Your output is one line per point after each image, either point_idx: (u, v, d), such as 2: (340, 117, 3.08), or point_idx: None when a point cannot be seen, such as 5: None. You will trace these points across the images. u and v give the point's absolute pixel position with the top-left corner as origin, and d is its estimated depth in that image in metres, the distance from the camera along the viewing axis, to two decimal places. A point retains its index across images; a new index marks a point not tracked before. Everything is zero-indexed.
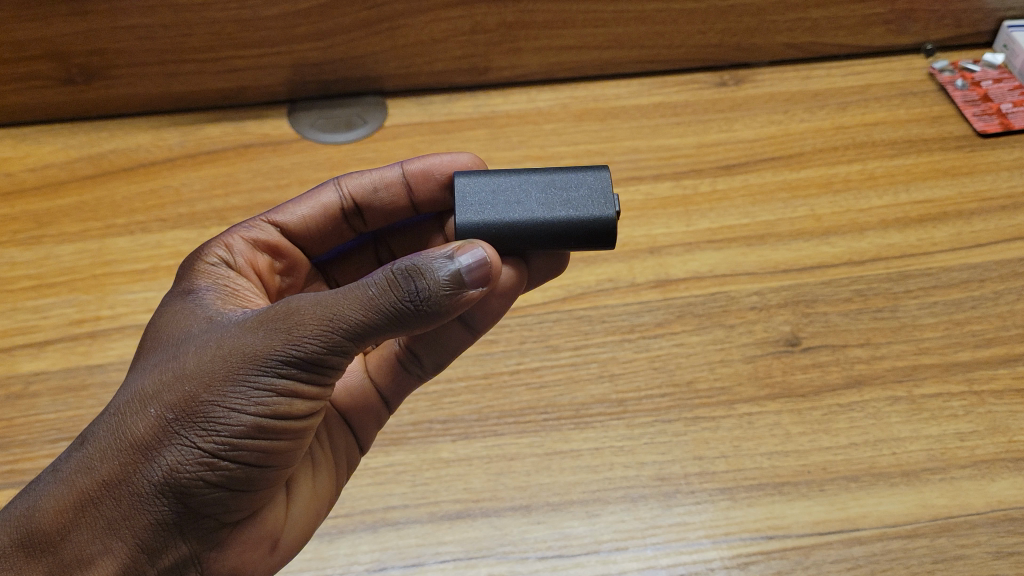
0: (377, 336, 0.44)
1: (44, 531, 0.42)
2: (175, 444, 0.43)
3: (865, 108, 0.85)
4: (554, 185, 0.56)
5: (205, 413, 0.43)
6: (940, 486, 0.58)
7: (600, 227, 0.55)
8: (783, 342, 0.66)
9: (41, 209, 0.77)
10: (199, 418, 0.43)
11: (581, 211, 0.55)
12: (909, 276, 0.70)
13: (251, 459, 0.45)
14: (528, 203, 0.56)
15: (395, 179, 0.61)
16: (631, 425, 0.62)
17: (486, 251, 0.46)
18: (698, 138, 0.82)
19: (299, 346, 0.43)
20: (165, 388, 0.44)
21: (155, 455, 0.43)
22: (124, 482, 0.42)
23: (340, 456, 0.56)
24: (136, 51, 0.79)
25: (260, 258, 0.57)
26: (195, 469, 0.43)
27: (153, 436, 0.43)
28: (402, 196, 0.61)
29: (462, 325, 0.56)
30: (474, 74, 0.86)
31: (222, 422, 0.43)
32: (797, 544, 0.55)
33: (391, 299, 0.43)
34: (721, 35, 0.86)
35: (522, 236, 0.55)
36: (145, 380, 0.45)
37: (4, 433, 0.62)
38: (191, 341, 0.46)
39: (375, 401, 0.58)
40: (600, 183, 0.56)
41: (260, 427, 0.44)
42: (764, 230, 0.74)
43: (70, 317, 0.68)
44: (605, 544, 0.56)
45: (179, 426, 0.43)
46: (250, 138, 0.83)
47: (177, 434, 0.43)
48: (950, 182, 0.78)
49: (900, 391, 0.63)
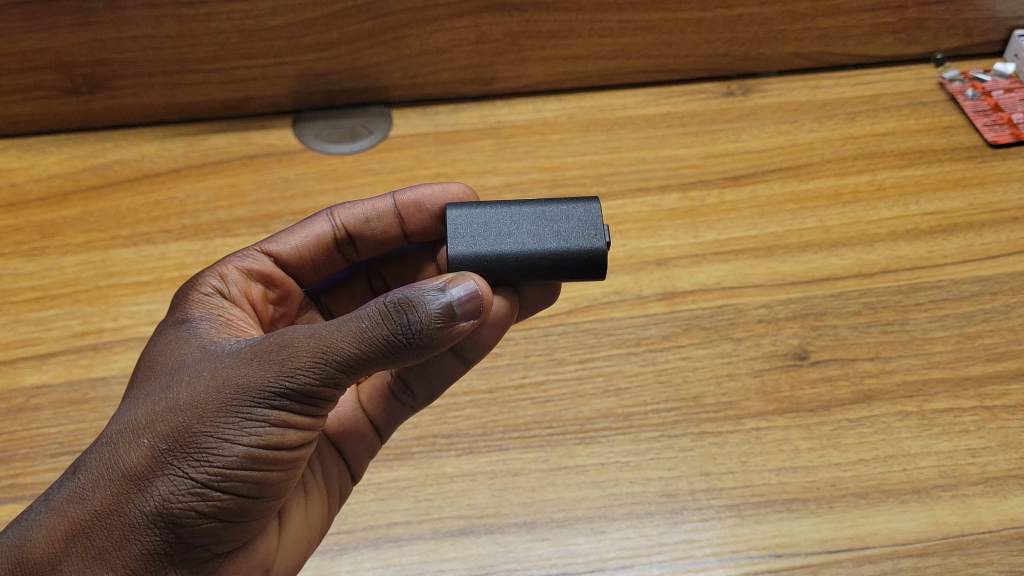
0: (370, 368, 0.44)
1: (35, 560, 0.41)
2: (168, 475, 0.42)
3: (874, 118, 0.84)
4: (544, 216, 0.56)
5: (198, 444, 0.42)
6: (951, 503, 0.57)
7: (589, 259, 0.54)
8: (792, 355, 0.65)
9: (45, 220, 0.77)
10: (192, 449, 0.42)
11: (571, 242, 0.54)
12: (919, 289, 0.69)
13: (243, 490, 0.44)
14: (519, 235, 0.55)
15: (386, 211, 0.60)
16: (637, 440, 0.61)
17: (478, 283, 0.46)
18: (705, 148, 0.82)
19: (293, 377, 0.43)
20: (158, 418, 0.43)
21: (148, 485, 0.42)
22: (116, 513, 0.42)
23: (332, 485, 0.56)
24: (140, 61, 0.78)
25: (254, 288, 0.57)
26: (187, 500, 0.42)
27: (146, 466, 0.42)
28: (394, 226, 0.61)
29: (453, 353, 0.55)
30: (479, 84, 0.86)
31: (216, 452, 0.43)
32: (806, 563, 0.54)
33: (384, 331, 0.43)
34: (728, 45, 0.85)
35: (513, 266, 0.54)
36: (138, 409, 0.44)
37: (6, 446, 0.61)
38: (185, 371, 0.45)
39: (367, 429, 0.57)
40: (589, 215, 0.55)
41: (254, 458, 0.44)
42: (772, 241, 0.73)
43: (74, 330, 0.68)
44: (611, 561, 0.55)
45: (172, 456, 0.42)
46: (255, 149, 0.83)
47: (169, 465, 0.42)
48: (961, 194, 0.77)
49: (910, 406, 0.62)
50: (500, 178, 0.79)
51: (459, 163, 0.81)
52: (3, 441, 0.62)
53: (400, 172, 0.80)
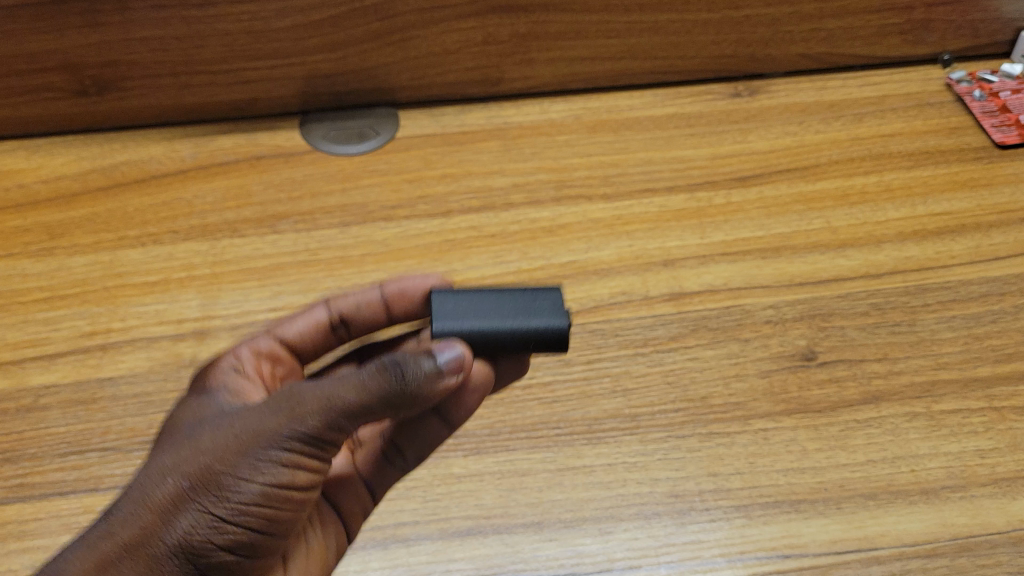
0: (371, 416, 0.45)
1: None
2: (191, 511, 0.42)
3: (881, 119, 0.84)
4: (510, 297, 0.56)
5: (219, 483, 0.43)
6: (960, 504, 0.57)
7: (553, 333, 0.54)
8: (799, 356, 0.65)
9: (53, 220, 0.77)
10: (213, 487, 0.43)
11: (535, 319, 0.54)
12: (927, 290, 0.69)
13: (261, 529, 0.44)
14: (486, 311, 0.55)
15: (373, 299, 0.60)
16: (645, 441, 0.61)
17: (463, 348, 0.49)
18: (712, 150, 0.82)
19: (304, 420, 0.44)
20: (182, 460, 0.43)
21: (171, 521, 0.42)
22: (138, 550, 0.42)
23: (328, 538, 0.55)
24: (148, 62, 0.79)
25: (262, 367, 0.57)
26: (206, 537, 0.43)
27: (170, 502, 0.42)
28: (382, 312, 0.60)
29: (439, 416, 0.56)
30: (486, 85, 0.86)
31: (236, 490, 0.43)
32: (814, 564, 0.54)
33: (383, 381, 0.44)
34: (734, 45, 0.85)
35: (491, 340, 0.54)
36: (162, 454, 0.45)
37: (13, 446, 0.61)
38: (207, 421, 0.46)
39: (361, 488, 0.57)
40: (555, 300, 0.56)
41: (271, 497, 0.44)
42: (780, 242, 0.73)
43: (82, 330, 0.68)
44: (618, 562, 0.55)
45: (195, 494, 0.43)
46: (262, 149, 0.83)
47: (193, 502, 0.42)
48: (968, 195, 0.77)
49: (919, 407, 0.62)
50: (506, 179, 0.79)
51: (466, 164, 0.81)
52: (11, 441, 0.61)
53: (406, 172, 0.80)
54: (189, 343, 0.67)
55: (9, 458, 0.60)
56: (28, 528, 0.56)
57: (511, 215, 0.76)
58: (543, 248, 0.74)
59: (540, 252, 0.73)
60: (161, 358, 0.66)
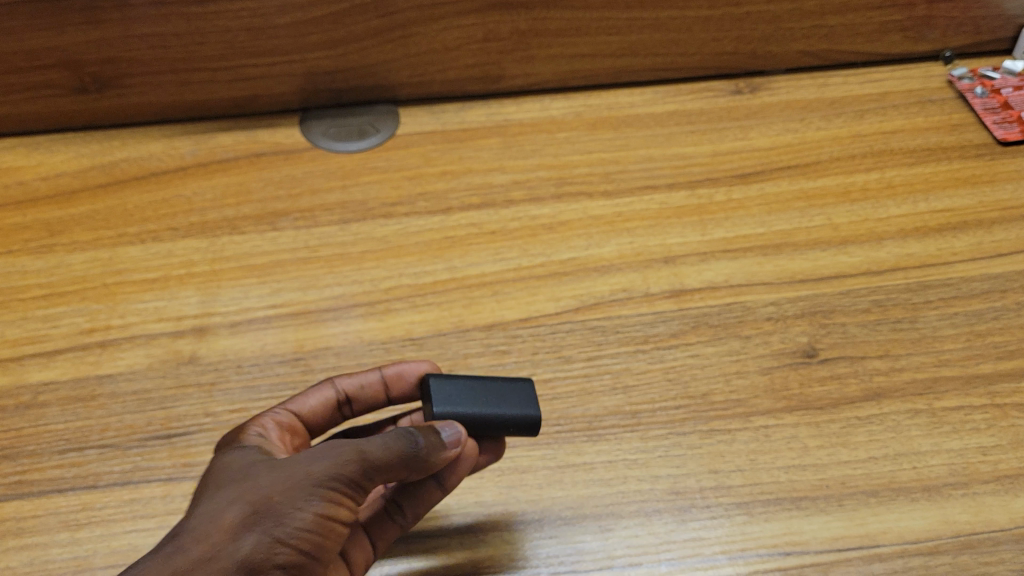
0: (388, 476, 0.49)
1: None
2: (257, 532, 0.44)
3: (882, 116, 0.84)
4: (487, 383, 0.58)
5: (280, 509, 0.45)
6: (962, 501, 0.56)
7: (528, 419, 0.57)
8: (800, 353, 0.65)
9: (53, 217, 0.77)
10: (275, 512, 0.45)
11: (511, 406, 0.57)
12: (928, 287, 0.69)
13: (313, 557, 0.46)
14: (468, 398, 0.56)
15: (373, 383, 0.59)
16: (645, 438, 0.60)
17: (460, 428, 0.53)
18: (713, 147, 0.82)
19: (345, 463, 0.47)
20: (242, 491, 0.45)
21: (239, 539, 0.43)
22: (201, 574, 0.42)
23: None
24: (148, 60, 0.78)
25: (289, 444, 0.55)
26: (266, 563, 0.44)
27: (237, 523, 0.44)
28: (381, 396, 0.59)
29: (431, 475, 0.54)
30: (486, 83, 0.86)
31: (295, 516, 0.45)
32: (816, 561, 0.54)
33: (404, 443, 0.49)
34: (735, 42, 0.85)
35: (483, 429, 0.56)
36: (217, 489, 0.46)
37: (11, 443, 0.61)
38: (254, 464, 0.48)
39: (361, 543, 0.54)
40: (530, 390, 0.58)
41: (322, 529, 0.46)
42: (781, 239, 0.73)
43: (81, 327, 0.68)
44: (619, 559, 0.55)
45: (259, 517, 0.44)
46: (262, 147, 0.83)
47: (258, 523, 0.44)
48: (970, 191, 0.76)
49: (920, 404, 0.62)
50: (506, 177, 0.79)
51: (466, 161, 0.81)
52: (10, 438, 0.61)
53: (407, 170, 0.80)
54: (188, 339, 0.67)
55: (8, 454, 0.60)
56: (27, 525, 0.56)
57: (511, 212, 0.76)
58: (543, 245, 0.73)
59: (540, 250, 0.73)
60: (160, 355, 0.66)
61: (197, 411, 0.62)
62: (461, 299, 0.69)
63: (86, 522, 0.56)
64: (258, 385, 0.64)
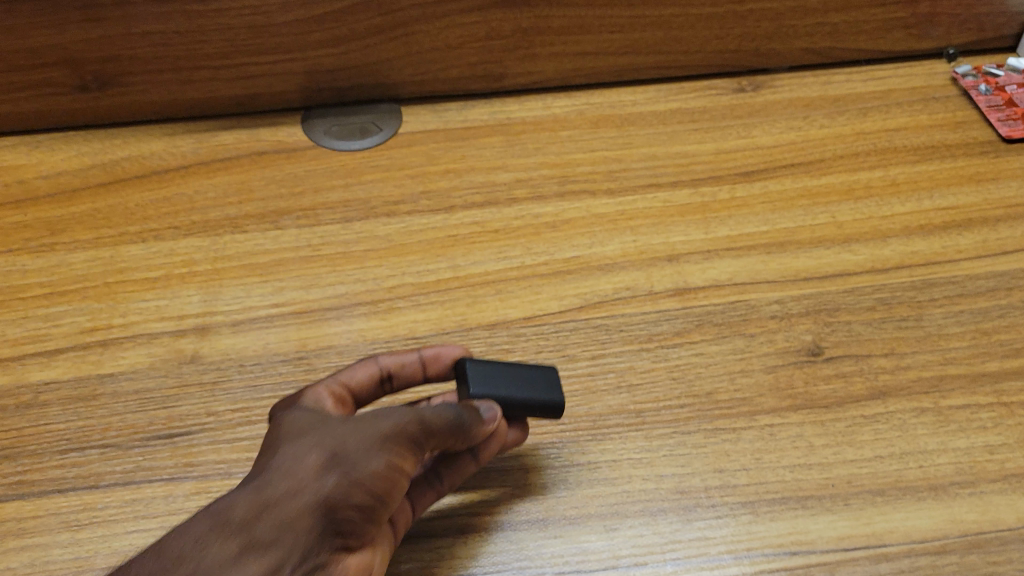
0: (439, 442, 0.51)
1: (229, 523, 0.43)
2: (334, 473, 0.46)
3: (886, 113, 0.84)
4: (518, 368, 0.59)
5: (354, 455, 0.47)
6: (969, 500, 0.56)
7: (555, 403, 0.58)
8: (805, 351, 0.65)
9: (53, 216, 0.76)
10: (350, 457, 0.47)
11: (540, 390, 0.58)
12: (933, 285, 0.69)
13: (382, 503, 0.48)
14: (504, 380, 0.57)
15: (412, 363, 0.59)
16: (650, 437, 0.60)
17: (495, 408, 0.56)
18: (716, 145, 0.81)
19: (408, 422, 0.49)
20: (319, 439, 0.48)
21: (319, 479, 0.46)
22: (284, 508, 0.44)
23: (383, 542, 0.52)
24: (149, 58, 0.78)
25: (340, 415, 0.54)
26: (342, 502, 0.46)
27: (316, 465, 0.46)
28: (418, 377, 0.59)
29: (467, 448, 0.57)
30: (489, 81, 0.85)
31: (369, 462, 0.47)
32: (822, 561, 0.54)
33: (452, 412, 0.51)
34: (738, 40, 0.85)
35: (515, 409, 0.57)
36: (294, 437, 0.49)
37: (12, 443, 0.60)
38: (326, 418, 0.50)
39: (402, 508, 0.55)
40: (554, 375, 0.60)
41: (391, 477, 0.48)
42: (784, 237, 0.73)
43: (82, 326, 0.68)
44: (624, 559, 0.54)
45: (337, 461, 0.47)
46: (264, 145, 0.82)
47: (335, 466, 0.46)
48: (975, 189, 0.76)
49: (926, 402, 0.61)
50: (509, 175, 0.79)
51: (469, 159, 0.80)
52: (10, 438, 0.61)
53: (409, 168, 0.80)
54: (190, 339, 0.67)
55: (8, 454, 0.60)
56: (28, 526, 0.56)
57: (514, 210, 0.76)
58: (546, 243, 0.73)
59: (543, 248, 0.73)
60: (162, 355, 0.66)
61: (199, 410, 0.62)
62: (464, 297, 0.69)
63: (87, 522, 0.56)
64: (260, 384, 0.63)
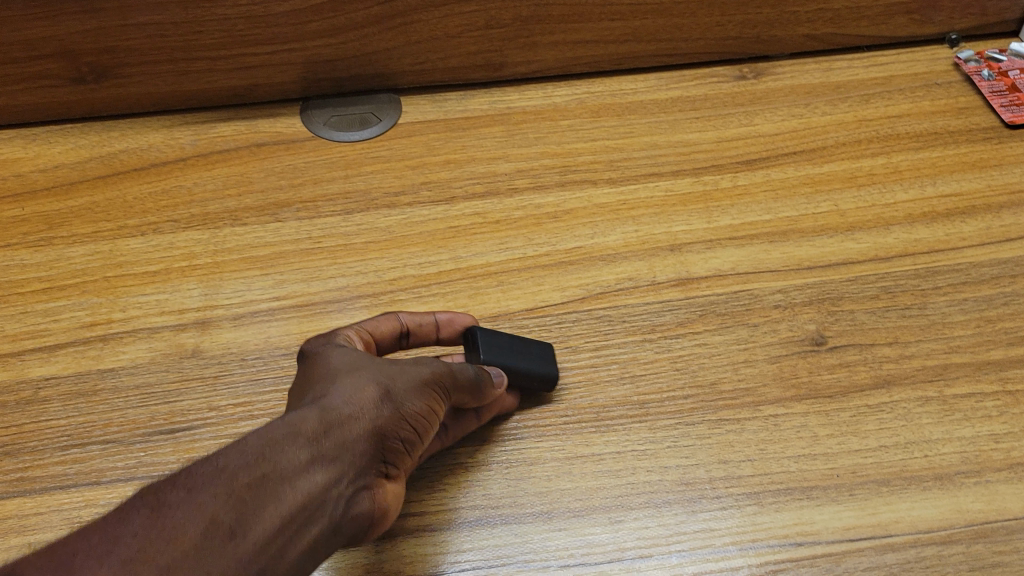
0: (459, 398, 0.55)
1: (296, 435, 0.46)
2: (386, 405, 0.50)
3: (888, 100, 0.83)
4: (519, 340, 0.62)
5: (402, 391, 0.50)
6: (974, 489, 0.56)
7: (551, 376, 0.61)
8: (809, 341, 0.64)
9: (52, 210, 0.76)
10: (400, 392, 0.50)
11: (539, 361, 0.61)
12: (937, 273, 0.68)
13: (418, 438, 0.52)
14: (507, 350, 0.60)
15: (429, 324, 0.61)
16: (654, 428, 0.60)
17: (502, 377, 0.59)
18: (718, 133, 0.81)
19: (444, 372, 0.53)
20: (370, 372, 0.51)
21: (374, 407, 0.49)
22: (344, 430, 0.48)
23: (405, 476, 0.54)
24: (146, 49, 0.77)
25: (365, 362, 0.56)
26: (389, 433, 0.49)
27: (370, 395, 0.50)
28: (431, 338, 0.61)
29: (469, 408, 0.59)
30: (488, 70, 0.85)
31: (414, 399, 0.51)
32: (828, 551, 0.53)
33: (476, 369, 0.55)
34: (739, 27, 0.84)
35: (522, 379, 0.60)
36: (344, 367, 0.52)
37: (13, 439, 0.60)
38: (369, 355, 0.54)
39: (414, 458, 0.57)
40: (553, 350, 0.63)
41: (428, 416, 0.52)
42: (787, 226, 0.72)
43: (82, 321, 0.67)
44: (629, 551, 0.54)
45: (389, 394, 0.50)
46: (262, 137, 0.82)
47: (387, 399, 0.50)
48: (978, 175, 0.76)
49: (931, 390, 0.61)
50: (510, 165, 0.78)
51: (469, 150, 0.80)
52: (11, 434, 0.60)
53: (409, 158, 0.79)
54: (191, 333, 0.66)
55: (9, 450, 0.59)
56: (30, 522, 0.55)
57: (515, 201, 0.75)
58: (548, 234, 0.73)
59: (544, 238, 0.72)
60: (163, 349, 0.65)
61: (200, 405, 0.62)
62: (466, 289, 0.68)
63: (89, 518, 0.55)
64: (262, 378, 0.63)
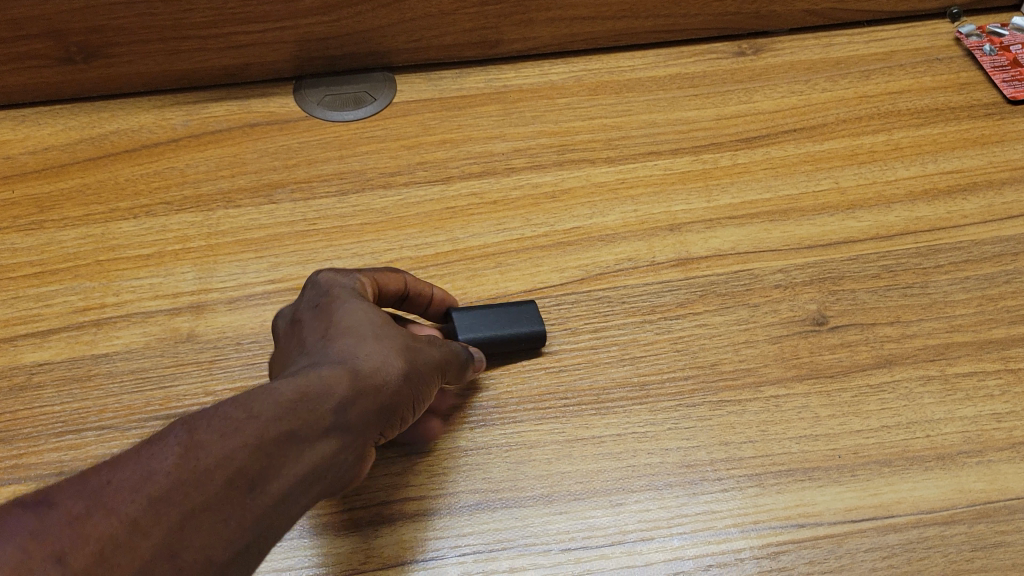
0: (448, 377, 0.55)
1: (323, 395, 0.44)
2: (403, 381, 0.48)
3: (889, 76, 0.82)
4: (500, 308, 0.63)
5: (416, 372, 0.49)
6: (977, 469, 0.56)
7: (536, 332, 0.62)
8: (810, 320, 0.64)
9: (42, 193, 0.75)
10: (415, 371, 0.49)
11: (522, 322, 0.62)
12: (939, 251, 0.68)
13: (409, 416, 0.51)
14: (485, 320, 0.62)
15: (426, 295, 0.61)
16: (654, 410, 0.59)
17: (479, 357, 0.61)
18: (717, 110, 0.80)
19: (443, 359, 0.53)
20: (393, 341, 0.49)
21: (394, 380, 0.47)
22: (365, 400, 0.46)
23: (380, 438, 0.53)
24: (135, 28, 0.76)
25: None
26: (394, 409, 0.48)
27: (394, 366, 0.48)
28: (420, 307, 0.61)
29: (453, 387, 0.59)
30: (484, 48, 0.84)
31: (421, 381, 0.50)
32: (830, 533, 0.53)
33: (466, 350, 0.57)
34: (738, 3, 0.83)
35: (505, 344, 0.62)
36: (368, 326, 0.49)
37: (6, 426, 0.59)
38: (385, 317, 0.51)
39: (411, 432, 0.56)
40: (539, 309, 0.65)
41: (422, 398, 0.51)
42: (787, 204, 0.72)
43: (75, 305, 0.66)
44: (630, 534, 0.54)
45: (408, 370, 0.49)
46: (255, 117, 0.81)
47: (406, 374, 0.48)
48: (980, 152, 0.75)
49: (933, 369, 0.61)
50: (506, 144, 0.77)
51: (465, 129, 0.79)
52: (4, 421, 0.60)
53: (404, 138, 0.78)
54: (185, 317, 0.65)
55: (3, 437, 0.59)
56: None
57: (512, 180, 0.74)
58: (546, 214, 0.72)
59: (542, 219, 0.71)
60: (158, 333, 0.64)
61: (196, 390, 0.61)
62: (464, 271, 0.68)
63: None
64: (258, 362, 0.63)
